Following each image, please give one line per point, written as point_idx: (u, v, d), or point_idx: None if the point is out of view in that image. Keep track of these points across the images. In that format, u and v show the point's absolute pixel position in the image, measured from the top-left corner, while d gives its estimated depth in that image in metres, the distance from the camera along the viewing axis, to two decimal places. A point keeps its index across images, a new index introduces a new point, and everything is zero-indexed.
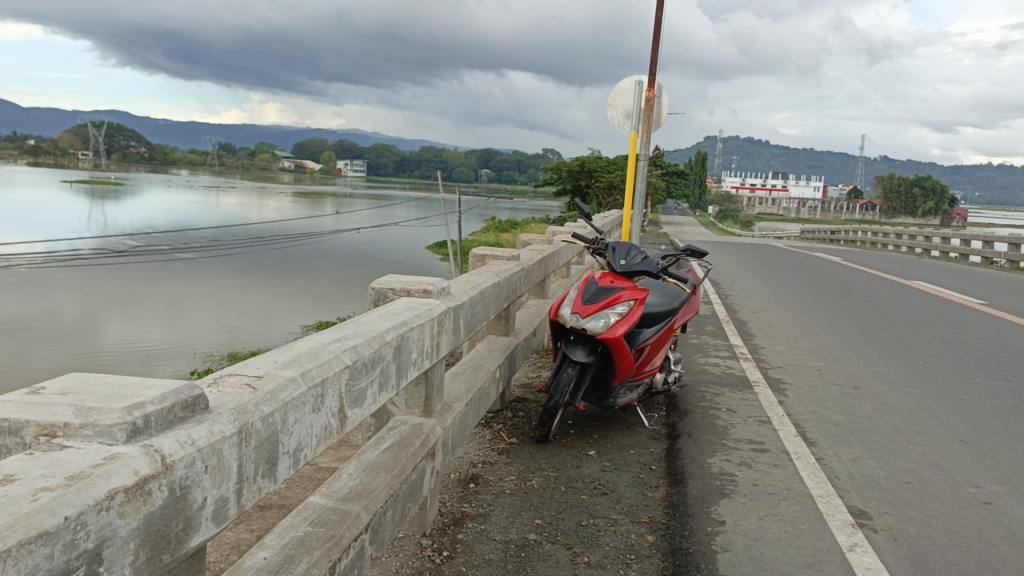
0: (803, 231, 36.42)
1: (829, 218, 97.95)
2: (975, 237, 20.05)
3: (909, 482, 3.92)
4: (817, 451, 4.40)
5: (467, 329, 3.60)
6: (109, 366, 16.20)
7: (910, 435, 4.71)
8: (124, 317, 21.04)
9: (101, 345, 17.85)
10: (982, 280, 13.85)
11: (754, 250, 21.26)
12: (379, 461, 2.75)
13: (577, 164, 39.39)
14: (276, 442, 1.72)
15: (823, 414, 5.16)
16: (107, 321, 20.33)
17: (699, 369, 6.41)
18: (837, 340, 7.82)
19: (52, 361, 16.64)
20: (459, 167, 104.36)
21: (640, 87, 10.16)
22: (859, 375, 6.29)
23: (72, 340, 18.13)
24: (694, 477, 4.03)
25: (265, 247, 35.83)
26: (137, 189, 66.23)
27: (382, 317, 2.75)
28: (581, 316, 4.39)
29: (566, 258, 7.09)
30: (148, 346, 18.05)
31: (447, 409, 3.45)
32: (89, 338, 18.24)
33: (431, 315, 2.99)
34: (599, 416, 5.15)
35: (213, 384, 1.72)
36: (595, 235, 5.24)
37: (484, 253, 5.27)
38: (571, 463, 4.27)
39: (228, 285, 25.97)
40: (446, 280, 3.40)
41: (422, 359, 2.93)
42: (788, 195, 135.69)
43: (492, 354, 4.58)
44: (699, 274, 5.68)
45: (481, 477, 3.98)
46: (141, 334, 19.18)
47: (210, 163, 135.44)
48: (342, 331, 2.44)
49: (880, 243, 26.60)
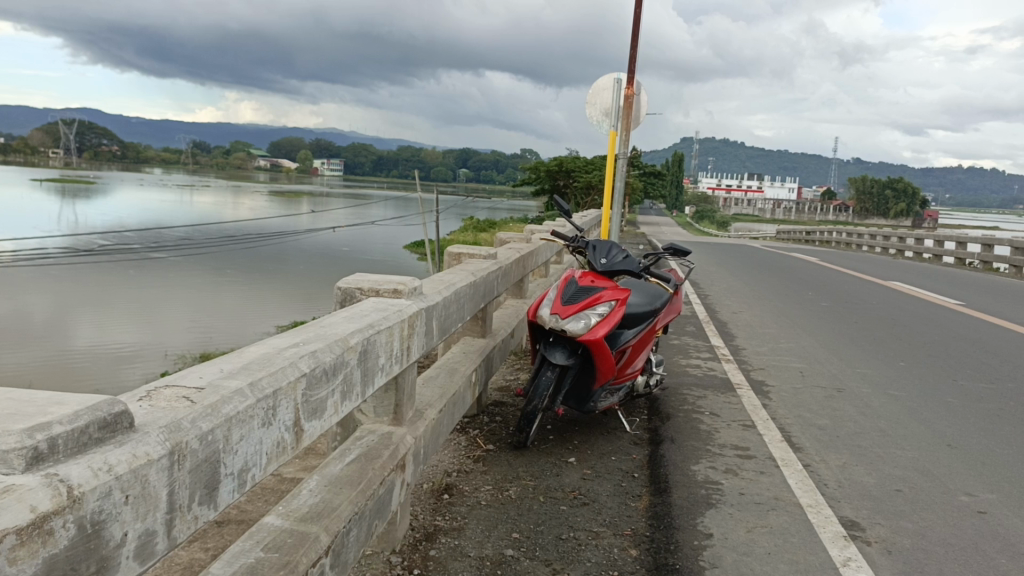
0: (778, 232, 36.60)
1: (803, 220, 99.02)
2: (947, 239, 20.18)
3: (899, 490, 3.78)
4: (804, 457, 4.24)
5: (441, 331, 3.39)
6: (78, 368, 15.77)
7: (897, 440, 4.57)
8: (96, 316, 20.66)
9: (71, 345, 17.45)
10: (957, 281, 13.90)
11: (731, 250, 21.24)
12: (343, 475, 2.54)
13: (555, 164, 39.29)
14: (216, 463, 1.51)
15: (808, 417, 5.01)
16: (78, 322, 19.85)
17: (681, 371, 6.26)
18: (818, 341, 7.72)
19: (19, 363, 16.19)
20: (437, 167, 103.72)
21: (619, 85, 10.01)
22: (842, 377, 6.18)
23: (41, 341, 17.72)
24: (678, 486, 3.85)
25: (240, 246, 35.31)
26: (110, 188, 65.07)
27: (348, 319, 2.54)
28: (561, 317, 4.20)
29: (545, 257, 6.91)
30: (120, 347, 17.63)
31: (419, 417, 3.24)
32: (59, 339, 17.81)
33: (401, 317, 2.78)
34: (578, 421, 4.97)
35: (142, 397, 1.52)
36: (574, 233, 5.05)
37: (460, 251, 5.06)
38: (550, 471, 4.08)
39: (203, 285, 25.55)
40: (418, 278, 3.20)
41: (392, 364, 2.72)
42: (763, 196, 136.75)
43: (468, 356, 4.38)
44: (680, 275, 5.50)
45: (456, 487, 3.78)
46: (112, 335, 18.74)
47: (184, 162, 133.86)
48: (301, 335, 2.23)
49: (855, 244, 26.77)
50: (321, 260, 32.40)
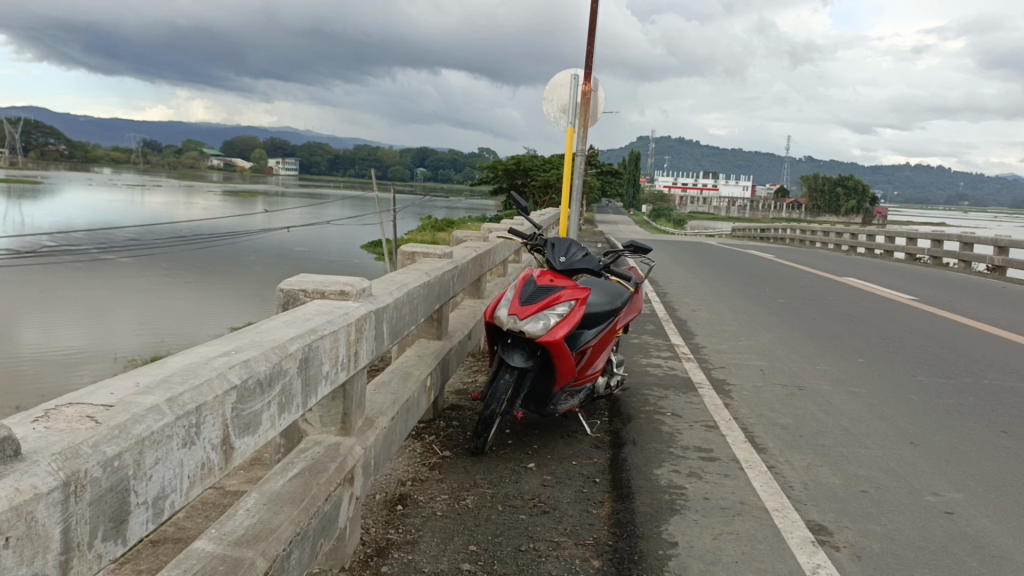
0: (734, 230, 37.02)
1: (757, 217, 100.76)
2: (899, 235, 20.49)
3: (865, 490, 3.71)
4: (768, 458, 4.15)
5: (393, 335, 3.22)
6: (25, 372, 15.28)
7: (860, 438, 4.51)
8: (42, 318, 20.05)
9: (17, 349, 16.87)
10: (908, 276, 14.12)
11: (688, 248, 21.36)
12: (283, 492, 2.35)
13: (513, 163, 39.30)
14: (125, 492, 1.33)
15: (770, 417, 4.93)
16: (24, 324, 19.24)
17: (642, 371, 6.15)
18: (778, 338, 7.67)
19: None
20: (394, 165, 103.00)
21: (576, 81, 9.90)
22: (802, 374, 6.12)
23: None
24: (640, 491, 3.72)
25: (193, 246, 34.57)
26: (57, 187, 63.34)
27: (289, 324, 2.36)
28: (519, 318, 4.06)
29: (503, 256, 6.76)
30: (68, 350, 17.11)
31: (370, 425, 3.06)
32: (5, 343, 17.25)
33: (347, 321, 2.59)
34: (537, 424, 4.82)
35: (38, 418, 1.32)
36: (532, 230, 4.91)
37: (414, 250, 4.86)
38: (508, 478, 3.92)
39: (154, 285, 24.96)
40: (367, 279, 3.01)
41: (337, 372, 2.53)
42: (718, 195, 138.57)
43: (422, 360, 4.20)
44: (641, 273, 5.37)
45: (410, 498, 3.60)
46: (60, 338, 18.18)
47: (135, 162, 131.15)
48: (234, 341, 2.05)
49: (808, 241, 27.10)
50: (277, 260, 31.90)
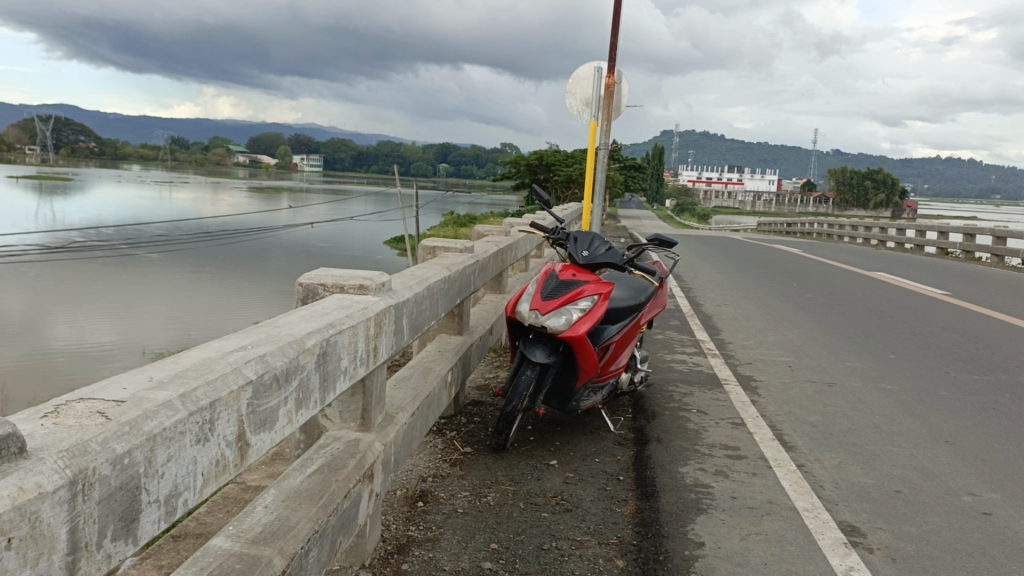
0: (760, 225, 36.65)
1: (783, 212, 99.87)
2: (929, 229, 20.15)
3: (899, 491, 3.62)
4: (797, 457, 4.06)
5: (413, 330, 3.18)
6: (57, 365, 15.49)
7: (892, 437, 4.41)
8: (73, 313, 20.30)
9: (48, 344, 17.09)
10: (938, 271, 13.89)
11: (714, 243, 21.17)
12: (302, 489, 2.32)
13: (536, 158, 39.22)
14: (135, 490, 1.30)
15: (798, 414, 4.84)
16: (56, 319, 19.50)
17: (666, 367, 6.07)
18: (806, 334, 7.56)
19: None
20: (417, 160, 103.35)
21: (600, 74, 9.81)
22: (832, 371, 6.02)
23: (16, 340, 17.35)
24: (665, 489, 3.66)
25: (220, 242, 34.86)
26: (85, 184, 64.29)
27: (307, 318, 2.32)
28: (541, 313, 4.01)
29: (525, 250, 6.71)
30: (99, 344, 17.32)
31: (390, 421, 3.02)
32: (37, 337, 17.51)
33: (366, 315, 2.56)
34: (559, 421, 4.76)
35: (47, 415, 1.29)
36: (554, 224, 4.85)
37: (435, 245, 4.83)
38: (530, 475, 3.88)
39: (182, 280, 25.19)
40: (388, 274, 2.98)
41: (356, 367, 2.50)
42: (743, 190, 137.51)
43: (443, 355, 4.17)
44: (665, 268, 5.28)
45: (431, 494, 3.57)
46: (91, 332, 18.40)
47: (162, 158, 132.55)
48: (251, 336, 2.01)
49: (836, 235, 26.84)
50: (302, 255, 32.07)
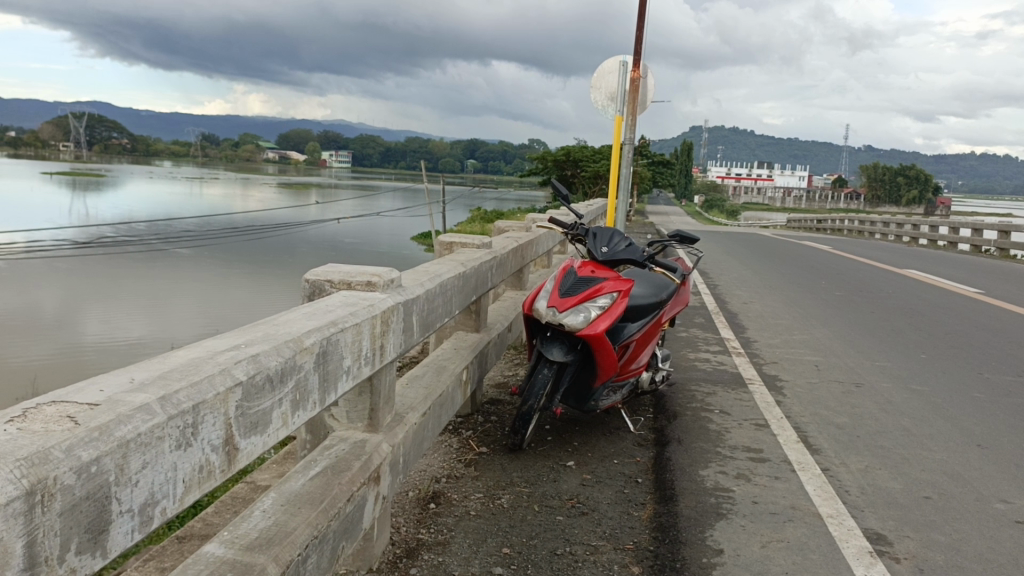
0: (788, 221, 36.18)
1: (813, 208, 98.61)
2: (963, 226, 19.72)
3: (928, 497, 3.46)
4: (822, 460, 3.93)
5: (424, 328, 3.09)
6: (89, 359, 15.72)
7: (922, 440, 4.25)
8: (105, 307, 20.58)
9: (80, 338, 17.30)
10: (972, 268, 13.58)
11: (742, 239, 20.93)
12: (303, 493, 2.24)
13: (563, 154, 39.07)
14: (105, 501, 1.23)
15: (825, 416, 4.70)
16: (88, 313, 19.78)
17: (689, 366, 5.94)
18: (834, 332, 7.37)
19: (31, 355, 16.14)
20: (444, 156, 103.63)
21: (625, 68, 9.67)
22: (859, 371, 5.85)
23: (50, 334, 17.64)
24: (684, 493, 3.54)
25: (249, 237, 35.14)
26: (117, 180, 65.36)
27: (307, 316, 2.24)
28: (558, 310, 3.91)
29: (546, 246, 6.60)
30: (130, 338, 17.53)
31: (399, 421, 2.94)
32: (70, 332, 17.77)
33: (371, 313, 2.48)
34: (578, 420, 4.66)
35: (12, 419, 1.21)
36: (574, 220, 4.75)
37: (451, 240, 4.74)
38: (546, 476, 3.78)
39: (211, 275, 25.41)
40: (397, 270, 2.89)
41: (360, 366, 2.41)
42: (772, 185, 136.00)
43: (458, 353, 4.08)
44: (688, 264, 5.14)
45: (443, 496, 3.49)
46: (122, 326, 18.64)
47: (193, 154, 134.04)
48: (246, 334, 1.94)
49: (867, 232, 26.41)
50: (330, 250, 32.20)
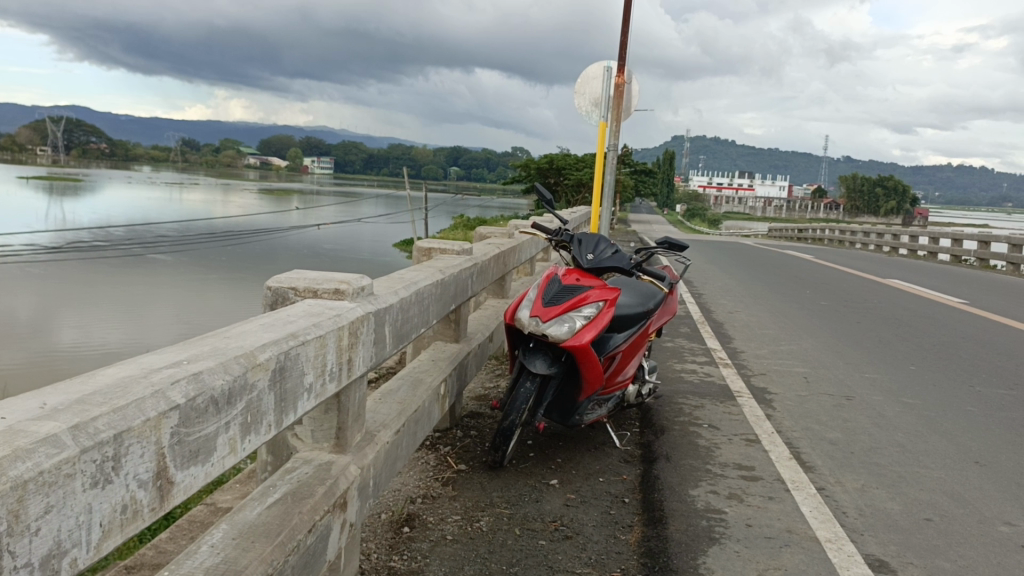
0: (769, 230, 36.29)
1: (793, 218, 99.33)
2: (942, 237, 19.75)
3: (928, 519, 3.29)
4: (816, 479, 3.74)
5: (397, 340, 2.87)
6: (63, 365, 15.34)
7: (918, 457, 4.08)
8: (81, 313, 20.14)
9: (55, 344, 16.89)
10: (955, 278, 13.54)
11: (725, 248, 20.87)
12: (257, 524, 2.02)
13: (546, 161, 39.05)
14: None
15: (817, 430, 4.52)
16: (63, 319, 19.33)
17: (675, 378, 5.75)
18: (822, 343, 7.21)
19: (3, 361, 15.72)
20: (427, 163, 103.39)
21: (609, 74, 9.52)
22: (850, 384, 5.68)
23: (23, 341, 17.22)
24: (674, 515, 3.34)
25: (230, 243, 34.72)
26: (96, 185, 64.55)
27: (265, 327, 2.02)
28: (542, 320, 3.72)
29: (529, 253, 6.41)
30: (106, 344, 17.12)
31: (370, 440, 2.72)
32: (44, 338, 17.34)
33: (337, 325, 2.26)
34: (561, 435, 4.45)
35: None
36: (558, 225, 4.54)
37: (430, 246, 4.52)
38: (528, 496, 3.56)
39: (191, 282, 24.98)
40: (369, 277, 2.68)
41: (324, 382, 2.19)
42: (753, 196, 136.96)
43: (436, 365, 3.86)
44: (676, 273, 4.94)
45: (419, 518, 3.27)
46: (98, 332, 18.23)
47: (173, 159, 132.80)
48: (192, 347, 1.73)
49: (848, 242, 26.35)
50: (311, 257, 31.86)
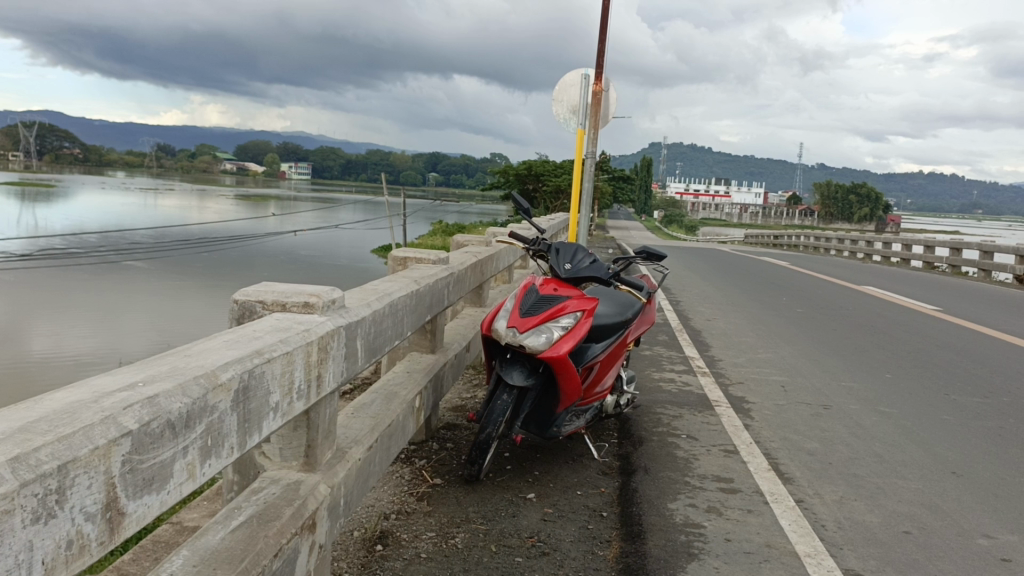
0: (746, 237, 36.52)
1: (769, 224, 100.15)
2: (916, 244, 19.95)
3: (907, 532, 3.27)
4: (795, 491, 3.70)
5: (369, 354, 2.79)
6: (36, 374, 15.09)
7: (896, 468, 4.06)
8: (54, 321, 19.82)
9: (27, 352, 16.59)
10: (929, 285, 13.66)
11: (703, 254, 20.97)
12: (220, 550, 1.94)
13: (524, 167, 39.07)
14: None
15: (796, 440, 4.50)
16: (35, 327, 19.02)
17: (654, 387, 5.71)
18: (799, 351, 7.22)
19: None
20: (405, 168, 102.97)
21: (587, 81, 9.50)
22: (827, 392, 5.67)
23: None
24: (653, 530, 3.29)
25: (206, 249, 34.31)
26: (68, 190, 63.54)
27: (229, 344, 1.94)
28: (519, 331, 3.65)
29: (506, 261, 6.35)
30: (79, 352, 16.86)
31: (341, 457, 2.64)
32: (16, 346, 17.04)
33: (306, 341, 2.18)
34: (539, 447, 4.38)
35: None
36: (535, 234, 4.48)
37: (405, 255, 4.43)
38: (505, 511, 3.49)
39: (166, 289, 24.65)
40: (340, 290, 2.60)
41: (291, 400, 2.11)
42: (729, 202, 137.90)
43: (411, 377, 3.79)
44: (654, 282, 4.90)
45: (392, 536, 3.19)
46: (71, 340, 17.95)
47: (148, 165, 131.36)
48: (151, 368, 1.65)
49: (823, 249, 26.44)
50: (289, 263, 31.58)
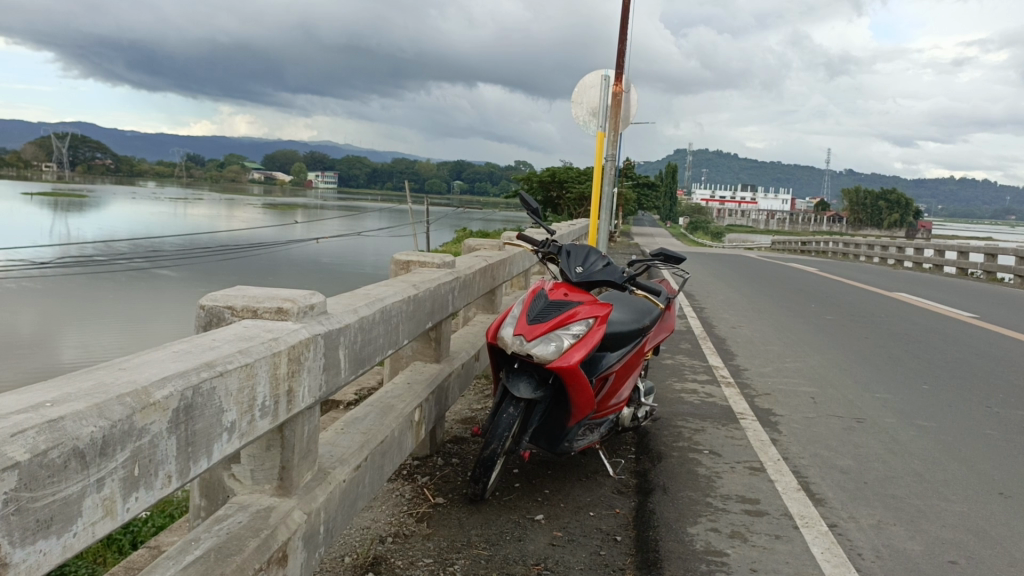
0: (774, 244, 36.14)
1: (796, 230, 99.49)
2: (948, 250, 19.46)
3: (954, 561, 2.96)
4: (828, 514, 3.40)
5: (354, 364, 2.55)
6: None
7: (938, 488, 3.73)
8: (86, 329, 19.86)
9: (57, 360, 16.64)
10: (963, 292, 13.23)
11: (727, 260, 20.53)
12: None
13: (548, 174, 38.82)
14: None
15: (827, 457, 4.19)
16: (65, 335, 19.00)
17: (675, 398, 5.41)
18: (829, 360, 6.88)
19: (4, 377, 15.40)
20: (431, 176, 103.50)
21: (606, 83, 9.22)
22: (860, 404, 5.34)
23: (24, 357, 16.94)
24: (670, 558, 3.00)
25: (234, 257, 34.33)
26: (101, 200, 64.56)
27: (175, 355, 1.70)
28: (526, 339, 3.38)
29: (520, 266, 6.09)
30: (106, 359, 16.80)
31: (323, 478, 2.39)
32: (46, 354, 17.06)
33: (273, 352, 1.94)
34: (551, 463, 4.12)
35: None
36: (546, 237, 4.22)
37: (409, 258, 4.17)
38: (510, 535, 3.23)
39: (193, 296, 24.63)
40: (320, 295, 2.36)
41: (255, 417, 1.87)
42: (755, 209, 137.27)
43: (411, 389, 3.53)
44: (673, 288, 4.60)
45: (385, 563, 2.93)
46: (99, 347, 17.90)
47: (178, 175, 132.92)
48: (69, 383, 1.41)
49: (850, 254, 26.12)
50: (316, 270, 31.50)
